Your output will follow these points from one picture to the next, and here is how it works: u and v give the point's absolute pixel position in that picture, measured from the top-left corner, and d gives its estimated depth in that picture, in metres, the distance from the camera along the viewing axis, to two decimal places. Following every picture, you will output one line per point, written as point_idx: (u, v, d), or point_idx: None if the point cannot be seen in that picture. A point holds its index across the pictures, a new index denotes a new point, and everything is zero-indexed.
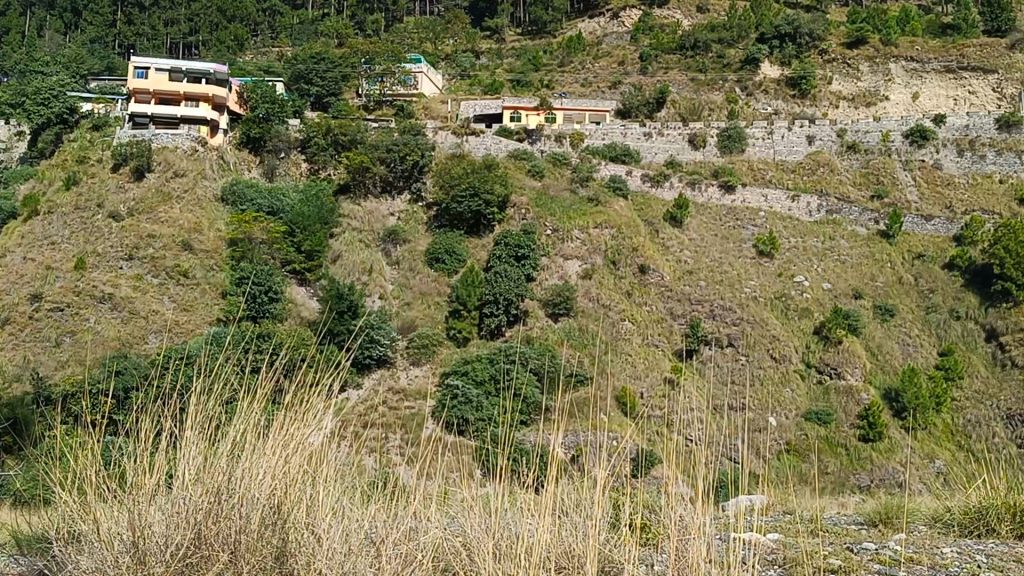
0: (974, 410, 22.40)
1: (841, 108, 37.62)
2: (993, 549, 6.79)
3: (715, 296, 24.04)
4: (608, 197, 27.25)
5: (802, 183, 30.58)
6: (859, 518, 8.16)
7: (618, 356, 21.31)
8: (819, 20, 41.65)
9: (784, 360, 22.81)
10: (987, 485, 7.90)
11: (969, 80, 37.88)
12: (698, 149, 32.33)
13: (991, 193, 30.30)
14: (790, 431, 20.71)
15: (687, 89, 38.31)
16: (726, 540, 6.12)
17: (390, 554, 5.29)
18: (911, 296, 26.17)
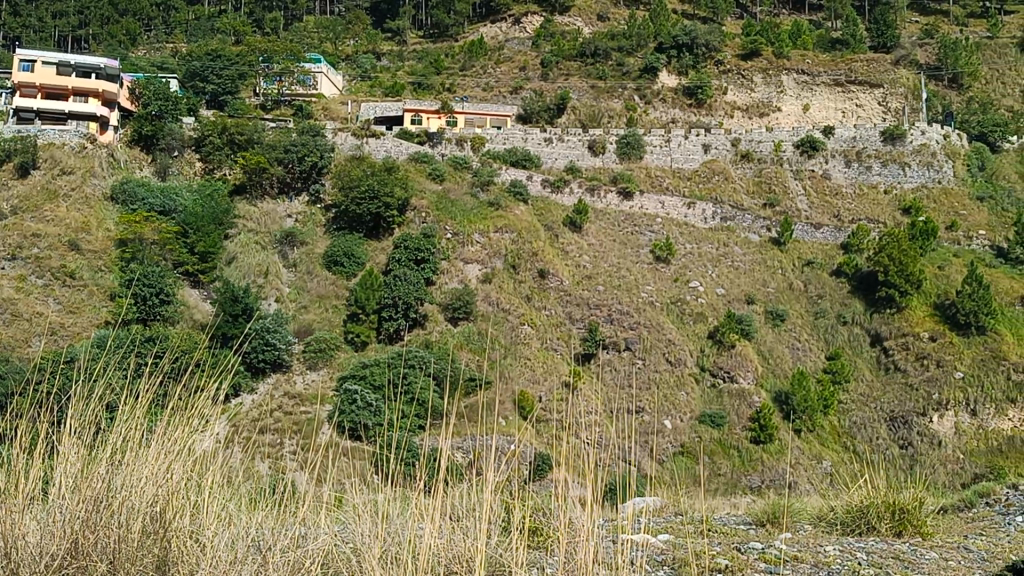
0: (860, 412, 23.28)
1: (735, 118, 38.49)
2: (874, 546, 7.01)
3: (613, 299, 24.28)
4: (508, 202, 27.35)
5: (698, 191, 31.14)
6: (747, 518, 8.37)
7: (516, 360, 21.40)
8: (716, 31, 42.47)
9: (679, 364, 23.24)
10: (869, 483, 8.15)
11: (857, 94, 39.23)
12: (598, 155, 32.61)
13: (876, 203, 31.43)
14: (684, 433, 21.21)
15: (587, 95, 38.76)
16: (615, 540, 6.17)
17: (277, 561, 5.15)
18: (801, 301, 26.95)
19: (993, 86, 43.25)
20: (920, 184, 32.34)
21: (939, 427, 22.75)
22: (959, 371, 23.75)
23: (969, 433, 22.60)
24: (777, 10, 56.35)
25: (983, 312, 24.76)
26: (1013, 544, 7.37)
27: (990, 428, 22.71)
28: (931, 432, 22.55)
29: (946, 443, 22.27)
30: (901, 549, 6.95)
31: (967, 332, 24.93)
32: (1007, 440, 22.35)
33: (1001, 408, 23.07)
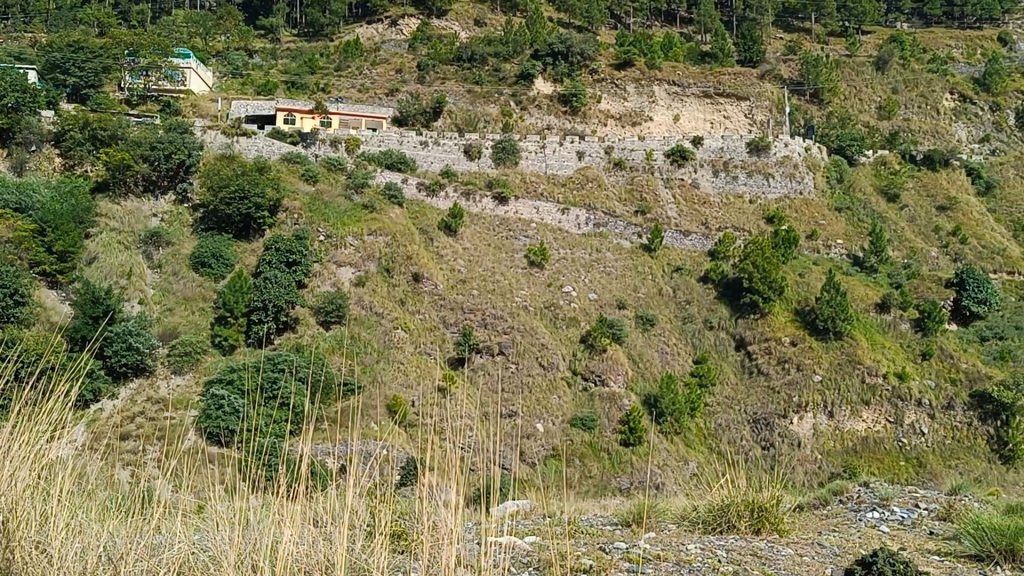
0: (724, 414, 24.04)
1: (608, 126, 39.17)
2: (732, 544, 7.21)
3: (487, 303, 24.32)
4: (382, 204, 27.15)
5: (572, 198, 31.47)
6: (613, 519, 8.52)
7: (389, 365, 21.29)
8: (591, 40, 43.02)
9: (552, 367, 23.42)
10: (730, 484, 8.38)
11: (725, 106, 40.59)
12: (473, 159, 32.66)
13: (742, 212, 32.48)
14: (556, 437, 21.43)
15: (463, 100, 38.81)
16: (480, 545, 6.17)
17: (124, 563, 5.07)
18: (670, 307, 27.61)
19: (851, 103, 45.18)
20: (783, 195, 33.55)
21: (799, 428, 23.76)
22: (818, 375, 24.73)
23: (826, 434, 23.87)
24: (649, 22, 57.67)
25: (840, 318, 25.72)
26: (862, 540, 7.70)
27: (845, 429, 24.05)
28: (791, 433, 23.55)
29: (805, 443, 23.44)
30: (758, 546, 7.15)
31: (825, 338, 25.93)
32: (860, 440, 23.93)
33: (856, 410, 24.34)
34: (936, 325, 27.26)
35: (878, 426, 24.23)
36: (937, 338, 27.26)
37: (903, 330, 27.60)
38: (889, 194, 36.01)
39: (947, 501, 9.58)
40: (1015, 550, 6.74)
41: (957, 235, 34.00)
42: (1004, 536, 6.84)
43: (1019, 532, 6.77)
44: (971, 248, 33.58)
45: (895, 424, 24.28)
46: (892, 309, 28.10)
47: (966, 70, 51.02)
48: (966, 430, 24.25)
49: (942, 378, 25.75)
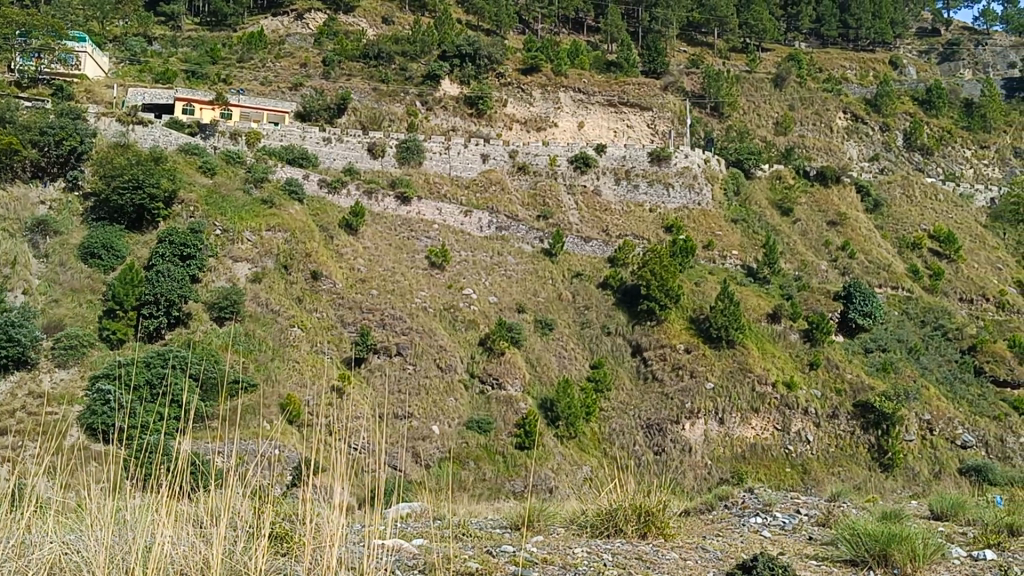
0: (618, 420, 24.40)
1: (514, 130, 39.41)
2: (619, 548, 7.28)
3: (386, 304, 24.15)
4: (282, 200, 26.73)
5: (475, 200, 31.45)
6: (503, 523, 8.57)
7: (284, 364, 20.97)
8: (498, 44, 43.14)
9: (450, 369, 23.37)
10: (619, 489, 8.49)
11: (629, 115, 41.19)
12: (376, 158, 32.37)
13: (641, 220, 32.98)
14: (451, 439, 21.39)
15: (368, 98, 38.45)
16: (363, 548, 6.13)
17: None
18: (568, 312, 27.87)
19: (750, 117, 46.35)
20: (682, 205, 34.16)
21: (690, 434, 24.22)
22: (711, 382, 25.23)
23: (716, 440, 24.39)
24: (557, 28, 58.14)
25: (733, 327, 26.27)
26: (744, 544, 7.87)
27: (734, 435, 24.61)
28: (683, 438, 24.00)
29: (695, 449, 23.91)
30: (644, 550, 7.25)
31: (718, 346, 26.50)
32: (749, 447, 24.51)
33: (745, 417, 24.91)
34: (823, 336, 28.19)
35: (766, 433, 24.87)
36: (823, 349, 28.19)
37: (793, 340, 28.43)
38: (783, 208, 37.06)
39: (825, 508, 9.92)
40: (888, 554, 6.97)
41: (846, 250, 35.15)
42: (878, 540, 7.06)
43: (893, 536, 7.00)
44: (858, 262, 34.76)
45: (782, 431, 24.96)
46: (782, 320, 28.90)
47: (859, 90, 52.87)
48: (850, 438, 25.21)
49: (828, 388, 26.61)
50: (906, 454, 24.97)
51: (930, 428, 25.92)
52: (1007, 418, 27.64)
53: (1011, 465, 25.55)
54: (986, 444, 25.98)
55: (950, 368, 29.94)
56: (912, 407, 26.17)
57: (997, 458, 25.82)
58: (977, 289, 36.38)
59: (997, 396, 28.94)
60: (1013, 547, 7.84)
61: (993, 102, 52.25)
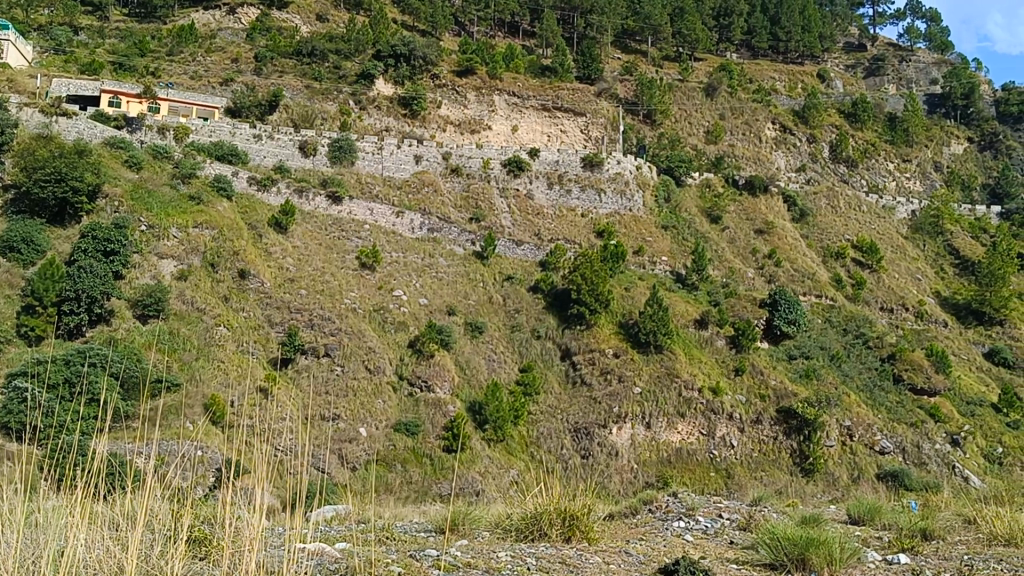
0: (547, 423, 24.52)
1: (447, 133, 39.45)
2: (543, 552, 7.30)
3: (315, 304, 23.95)
4: (210, 197, 26.30)
5: (407, 201, 31.23)
6: (428, 527, 8.59)
7: (208, 363, 20.59)
8: (434, 45, 43.09)
9: (379, 371, 23.21)
10: (544, 494, 8.53)
11: (563, 120, 41.67)
12: (308, 157, 31.91)
13: (573, 225, 33.18)
14: (379, 442, 21.27)
15: (301, 95, 38.01)
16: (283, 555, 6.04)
17: None
18: (499, 315, 27.94)
19: (682, 125, 46.97)
20: (613, 211, 34.61)
21: (617, 438, 24.40)
22: (638, 387, 25.47)
23: (643, 444, 24.61)
24: (492, 32, 58.25)
25: (661, 332, 26.57)
26: (667, 548, 7.96)
27: (661, 440, 24.87)
28: (610, 442, 24.17)
29: (622, 453, 24.11)
30: (567, 554, 7.28)
31: (646, 351, 26.81)
32: (675, 451, 24.80)
33: (672, 421, 25.20)
34: (749, 343, 28.67)
35: (692, 438, 25.19)
36: (749, 354, 28.67)
37: (719, 346, 28.87)
38: (712, 215, 37.62)
39: (746, 512, 10.09)
40: (806, 559, 7.10)
41: (772, 258, 35.78)
42: (796, 545, 7.19)
43: (811, 541, 7.15)
44: (784, 270, 35.40)
45: (707, 436, 25.29)
46: (709, 326, 29.33)
47: (787, 102, 53.94)
48: (773, 444, 25.65)
49: (753, 394, 27.06)
50: (827, 459, 25.50)
51: (850, 434, 26.51)
52: (923, 425, 28.40)
53: (926, 471, 26.28)
54: (903, 450, 26.67)
55: (871, 375, 30.67)
56: (833, 413, 26.74)
57: (913, 463, 26.52)
58: (897, 299, 37.40)
59: (915, 403, 29.70)
60: (925, 551, 8.05)
61: (916, 117, 53.68)
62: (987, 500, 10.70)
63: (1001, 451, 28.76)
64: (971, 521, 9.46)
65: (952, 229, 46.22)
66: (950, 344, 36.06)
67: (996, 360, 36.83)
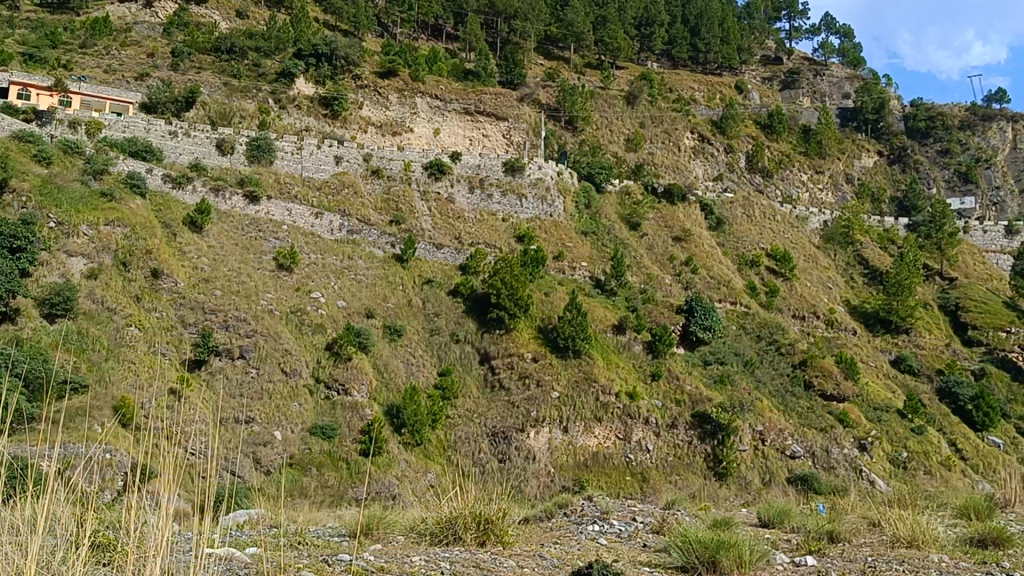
0: (465, 427, 24.50)
1: (368, 133, 39.15)
2: (458, 556, 7.28)
3: (231, 305, 23.55)
4: (123, 194, 25.58)
5: (326, 202, 30.94)
6: (341, 531, 8.53)
7: (118, 364, 20.05)
8: (356, 45, 42.82)
9: (295, 374, 22.93)
10: (460, 498, 8.53)
11: (484, 124, 42.01)
12: (225, 155, 31.19)
13: (494, 229, 33.23)
14: (294, 445, 21.01)
15: (219, 92, 37.29)
16: (189, 562, 5.92)
17: None
18: (418, 319, 27.81)
19: (602, 133, 47.44)
20: (534, 216, 34.78)
21: (535, 442, 24.47)
22: (556, 391, 25.65)
23: (560, 448, 24.74)
24: (415, 34, 58.00)
25: (579, 338, 26.85)
26: (581, 552, 8.01)
27: (578, 444, 25.05)
28: (527, 446, 24.23)
29: (539, 457, 24.18)
30: (482, 558, 7.27)
31: (565, 356, 27.08)
32: (591, 455, 24.99)
33: (589, 426, 25.40)
34: (665, 348, 29.12)
35: (608, 442, 25.43)
36: (665, 360, 29.11)
37: (636, 352, 29.24)
38: (631, 222, 38.07)
39: (660, 515, 10.23)
40: (717, 561, 7.21)
41: (689, 265, 36.36)
42: (707, 547, 7.30)
43: (722, 544, 7.28)
44: (700, 277, 35.99)
45: (623, 440, 25.59)
46: (627, 331, 29.68)
47: (706, 112, 54.85)
48: (687, 448, 26.03)
49: (668, 399, 27.47)
50: (739, 463, 25.96)
51: (762, 438, 27.04)
52: (833, 430, 29.11)
53: (834, 475, 27.00)
54: (813, 455, 27.34)
55: (783, 381, 31.33)
56: (747, 418, 27.25)
57: (822, 468, 27.21)
58: (808, 307, 38.35)
59: (825, 409, 30.41)
60: (831, 553, 8.28)
61: (829, 130, 55.14)
62: (891, 503, 11.06)
63: (906, 456, 29.69)
64: (875, 523, 9.78)
65: (862, 240, 47.53)
66: (858, 351, 37.08)
67: (901, 367, 38.03)
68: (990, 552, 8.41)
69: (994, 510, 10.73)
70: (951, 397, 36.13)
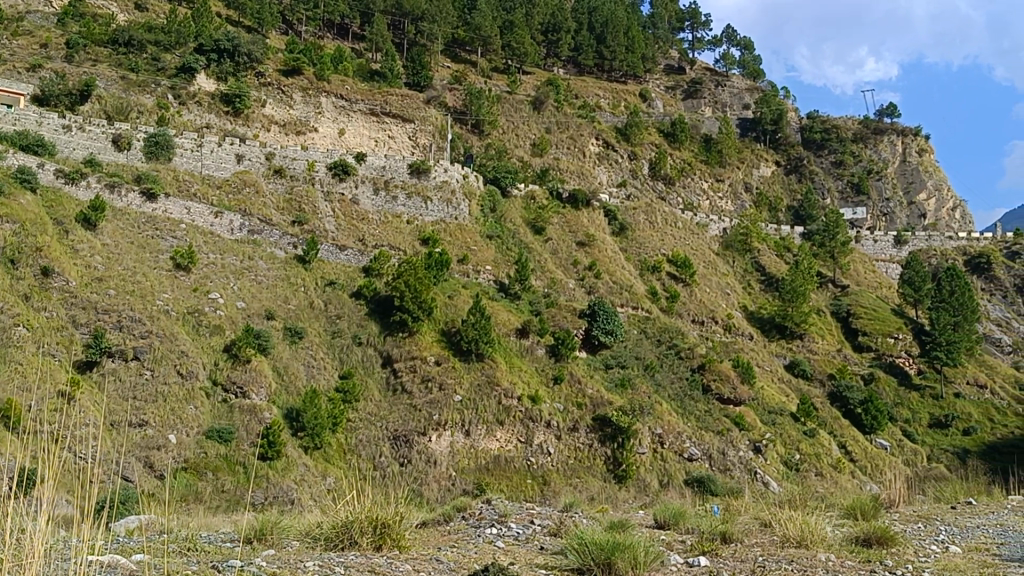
0: (366, 431, 24.25)
1: (270, 132, 38.52)
2: (351, 560, 7.21)
3: (124, 305, 22.88)
4: (11, 188, 24.51)
5: (226, 201, 30.32)
6: (234, 537, 8.39)
7: (4, 365, 19.17)
8: (259, 42, 42.19)
9: (191, 376, 22.41)
10: (357, 502, 8.48)
11: (390, 125, 41.87)
12: (121, 151, 30.23)
13: (397, 232, 33.03)
14: (188, 449, 20.52)
15: (115, 86, 36.08)
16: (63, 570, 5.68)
17: None
18: (319, 321, 27.42)
19: (509, 137, 47.60)
20: (439, 219, 34.70)
21: (436, 446, 24.40)
22: (458, 395, 25.68)
23: (461, 451, 24.72)
24: (321, 32, 57.40)
25: (482, 341, 26.97)
26: (477, 554, 8.02)
27: (480, 447, 25.06)
28: (429, 450, 24.14)
29: (440, 461, 24.12)
30: (377, 562, 7.22)
31: (467, 359, 27.14)
32: (493, 459, 25.02)
33: (490, 429, 25.45)
34: (567, 352, 29.43)
35: (510, 445, 25.51)
36: (567, 363, 29.43)
37: (539, 355, 29.44)
38: (536, 227, 38.30)
39: (559, 518, 10.28)
40: (611, 563, 7.28)
41: (592, 270, 36.76)
42: (603, 549, 7.37)
43: (616, 546, 7.36)
44: (603, 282, 36.42)
45: (524, 444, 25.71)
46: (530, 335, 29.85)
47: (611, 118, 55.56)
48: (588, 451, 26.29)
49: (570, 402, 27.75)
50: (638, 465, 26.32)
51: (660, 441, 27.50)
52: (729, 432, 29.77)
53: (729, 477, 27.65)
54: (709, 457, 27.96)
55: (681, 385, 31.89)
56: (646, 421, 27.71)
57: (718, 470, 27.85)
58: (707, 312, 39.14)
59: (721, 412, 31.02)
60: (723, 553, 8.47)
61: (729, 139, 56.49)
62: (783, 504, 11.40)
63: (798, 458, 30.55)
64: (767, 524, 10.09)
65: (759, 247, 48.73)
66: (754, 356, 37.95)
67: (795, 372, 39.08)
68: (874, 551, 8.68)
69: (878, 510, 11.16)
70: (842, 400, 37.32)
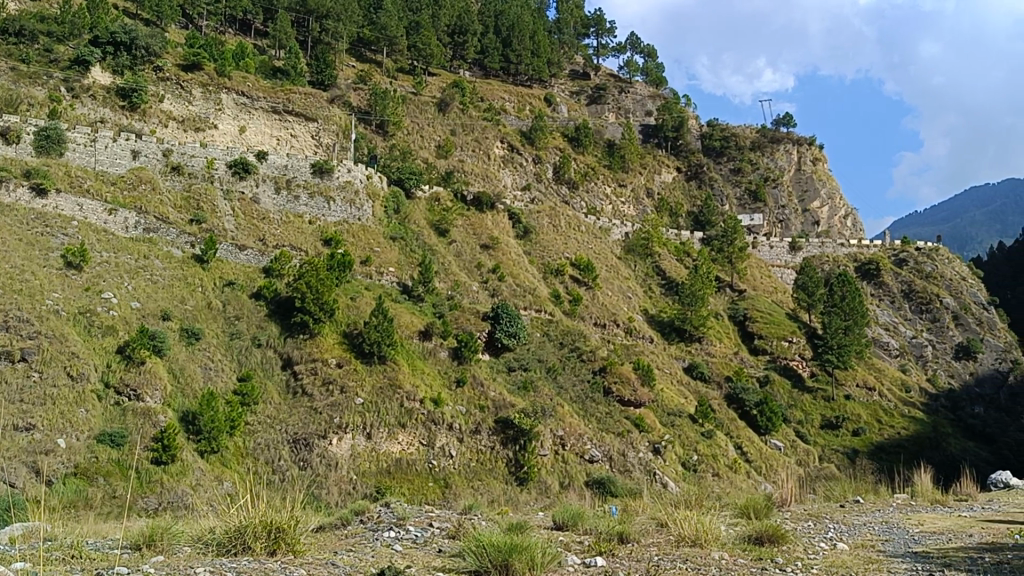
0: (264, 434, 23.77)
1: (168, 128, 37.62)
2: (244, 566, 7.08)
3: (11, 305, 21.97)
4: None
5: (120, 198, 29.50)
6: (121, 543, 8.16)
7: None
8: (158, 35, 41.12)
9: (82, 379, 21.68)
10: (252, 506, 8.31)
11: (292, 125, 41.58)
12: (10, 144, 28.98)
13: (299, 232, 32.58)
14: (79, 454, 19.86)
15: (4, 77, 34.29)
16: None
17: None
18: (217, 322, 26.79)
19: (414, 138, 47.32)
20: (341, 219, 34.38)
21: (336, 449, 24.14)
22: (359, 398, 25.51)
23: (362, 455, 24.51)
24: (222, 27, 56.34)
25: (385, 343, 26.86)
26: (374, 558, 7.95)
27: (381, 450, 24.88)
28: (329, 453, 23.86)
29: (341, 464, 23.86)
30: (271, 567, 7.11)
31: (370, 361, 27.00)
32: (395, 462, 24.87)
33: (392, 432, 25.33)
34: (470, 355, 29.52)
35: (412, 448, 25.41)
36: (470, 366, 29.53)
37: (442, 358, 29.42)
38: (440, 228, 38.24)
39: (455, 520, 10.31)
40: (509, 563, 7.29)
41: (496, 273, 36.92)
42: (500, 550, 7.37)
43: (515, 547, 7.37)
44: (507, 285, 36.57)
45: (426, 446, 25.63)
46: (433, 337, 29.83)
47: (516, 122, 55.86)
48: (490, 453, 26.36)
49: (472, 404, 27.83)
50: (540, 467, 26.52)
51: (561, 443, 27.79)
52: (629, 434, 30.24)
53: (630, 477, 28.07)
54: (609, 459, 28.36)
55: (583, 386, 32.21)
56: (547, 424, 27.98)
57: (618, 470, 28.26)
58: (609, 315, 39.67)
59: (622, 413, 31.45)
60: (620, 553, 8.60)
61: (631, 146, 57.43)
62: (679, 504, 11.63)
63: (696, 458, 31.22)
64: (663, 524, 10.30)
65: (660, 252, 49.60)
66: (654, 359, 38.58)
67: (693, 374, 39.85)
68: (765, 549, 8.92)
69: (770, 509, 11.40)
70: (738, 402, 38.29)
